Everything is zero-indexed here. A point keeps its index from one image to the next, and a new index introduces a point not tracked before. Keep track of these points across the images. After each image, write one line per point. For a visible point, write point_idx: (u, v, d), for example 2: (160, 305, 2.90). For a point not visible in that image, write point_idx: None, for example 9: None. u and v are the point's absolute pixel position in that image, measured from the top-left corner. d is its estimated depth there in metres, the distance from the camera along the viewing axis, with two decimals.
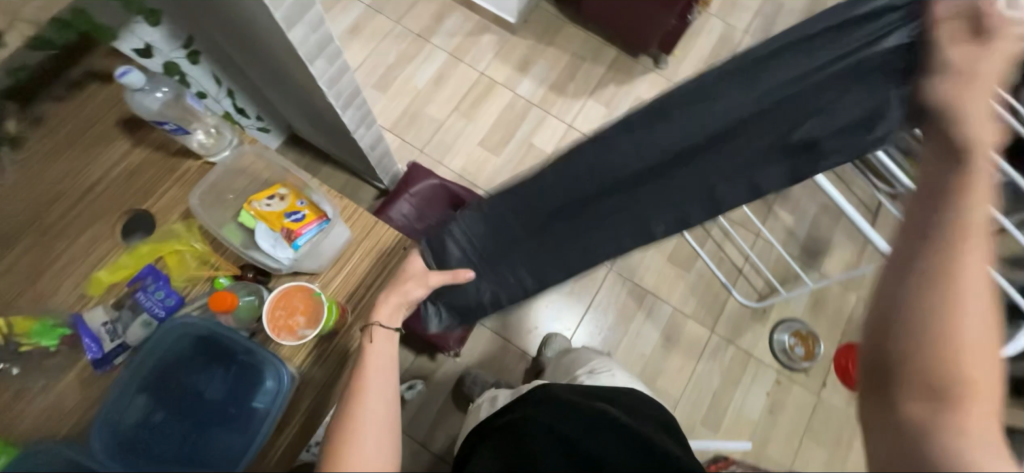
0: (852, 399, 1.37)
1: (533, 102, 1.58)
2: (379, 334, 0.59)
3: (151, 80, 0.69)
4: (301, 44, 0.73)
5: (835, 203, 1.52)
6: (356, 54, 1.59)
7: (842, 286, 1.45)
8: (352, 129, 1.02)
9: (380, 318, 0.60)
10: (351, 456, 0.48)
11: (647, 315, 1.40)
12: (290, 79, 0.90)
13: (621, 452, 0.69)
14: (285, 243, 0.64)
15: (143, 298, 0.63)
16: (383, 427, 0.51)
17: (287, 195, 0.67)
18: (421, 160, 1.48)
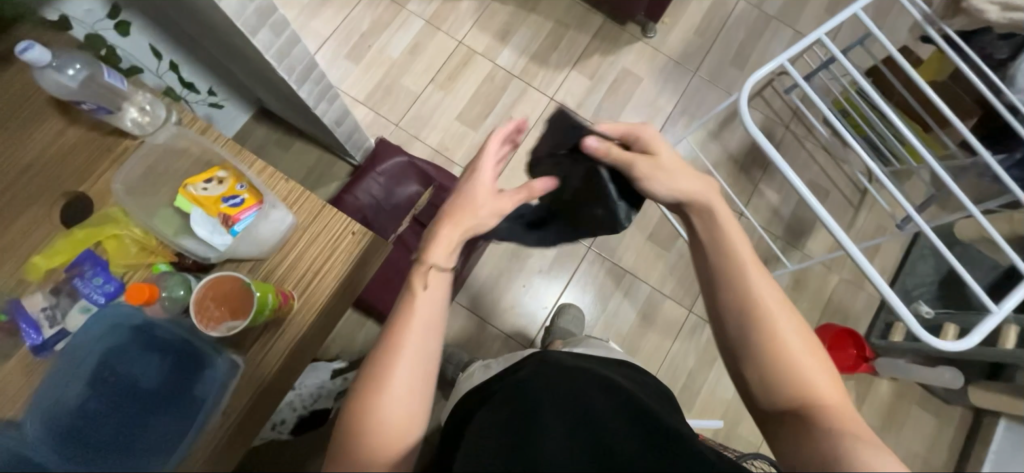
0: None
1: (514, 73, 1.51)
2: (433, 280, 0.55)
3: (62, 57, 0.66)
4: (238, 13, 0.68)
5: (823, 181, 1.48)
6: (328, 21, 1.51)
7: (825, 267, 1.43)
8: (311, 104, 0.98)
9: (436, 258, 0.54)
10: (387, 400, 0.51)
11: (624, 294, 1.39)
12: (240, 52, 0.86)
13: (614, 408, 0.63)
14: (222, 229, 0.61)
15: (81, 285, 0.61)
16: (411, 385, 0.52)
17: (226, 178, 0.64)
18: (396, 135, 1.44)
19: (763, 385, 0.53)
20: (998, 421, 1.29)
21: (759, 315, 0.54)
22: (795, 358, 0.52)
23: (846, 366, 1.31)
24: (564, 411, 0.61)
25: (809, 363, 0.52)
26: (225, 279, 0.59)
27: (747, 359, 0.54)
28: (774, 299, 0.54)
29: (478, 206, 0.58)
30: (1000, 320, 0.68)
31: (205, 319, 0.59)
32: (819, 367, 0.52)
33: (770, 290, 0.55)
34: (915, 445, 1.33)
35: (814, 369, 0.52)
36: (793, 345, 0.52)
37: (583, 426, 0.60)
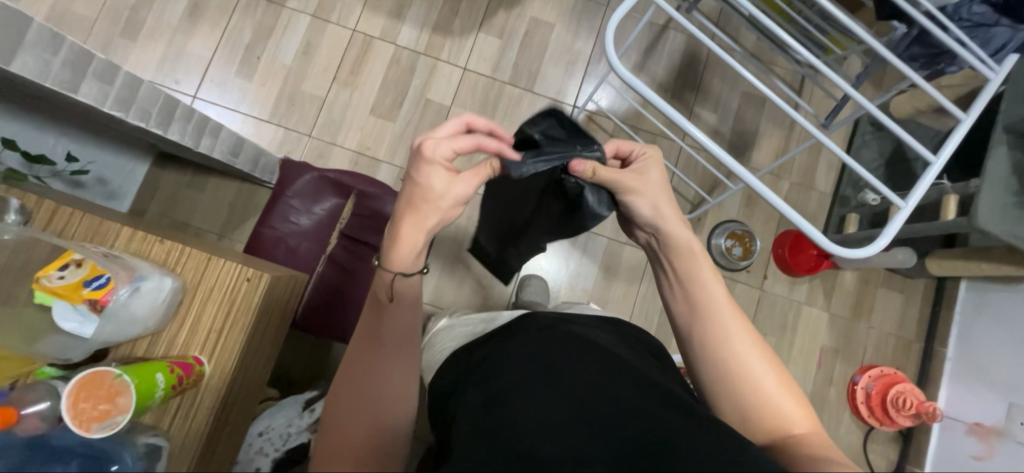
0: (793, 284, 1.38)
1: (419, 51, 1.41)
2: (400, 291, 0.57)
3: None
4: (40, 74, 0.60)
5: (757, 89, 1.44)
6: (206, 40, 1.38)
7: (774, 175, 1.41)
8: (191, 144, 0.90)
9: (400, 269, 0.56)
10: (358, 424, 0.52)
11: (583, 251, 1.37)
12: (82, 110, 0.77)
13: (600, 373, 0.57)
14: (93, 315, 0.56)
15: None
16: (378, 409, 0.53)
17: (84, 260, 0.57)
18: (312, 147, 1.35)
19: (738, 404, 0.55)
20: (960, 285, 1.32)
21: (723, 343, 0.57)
22: (763, 382, 0.55)
23: (808, 267, 1.32)
24: (557, 388, 0.55)
25: (784, 398, 0.55)
26: (98, 373, 0.50)
27: (718, 377, 0.57)
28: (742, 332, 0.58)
29: (429, 211, 0.57)
30: (911, 211, 0.67)
31: (83, 426, 0.48)
32: (789, 392, 0.55)
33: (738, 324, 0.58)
34: (886, 325, 1.37)
35: (784, 392, 0.55)
36: (761, 374, 0.56)
37: (567, 396, 0.55)
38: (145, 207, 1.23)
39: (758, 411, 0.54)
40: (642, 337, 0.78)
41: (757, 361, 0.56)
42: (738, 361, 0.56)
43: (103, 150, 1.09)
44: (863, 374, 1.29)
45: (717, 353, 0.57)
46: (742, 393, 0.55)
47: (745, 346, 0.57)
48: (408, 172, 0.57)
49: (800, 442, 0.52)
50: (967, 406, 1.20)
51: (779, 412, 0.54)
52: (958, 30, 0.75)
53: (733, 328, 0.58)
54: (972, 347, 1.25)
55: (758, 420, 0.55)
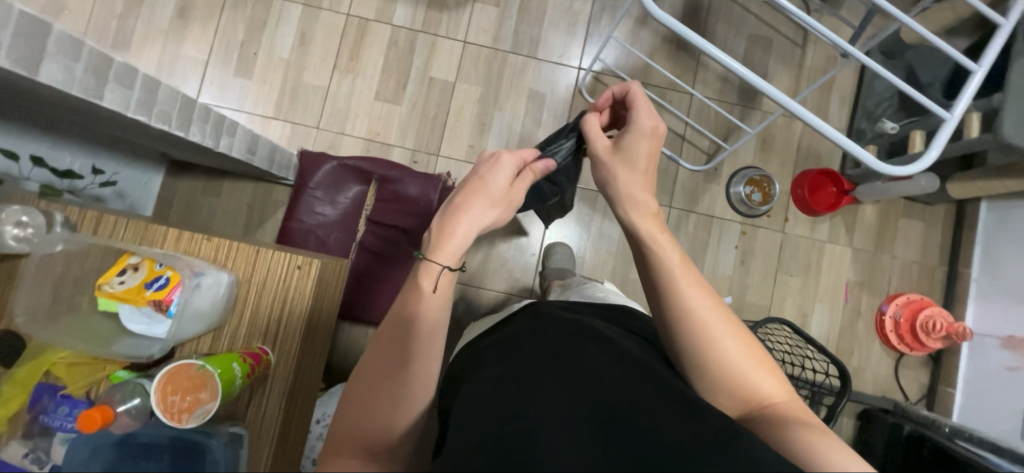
0: (814, 223, 1.38)
1: (416, 29, 1.38)
2: (440, 279, 0.55)
3: None
4: (67, 83, 0.59)
5: (762, 31, 1.41)
6: (199, 42, 1.35)
7: (787, 116, 1.40)
8: (211, 144, 0.90)
9: (440, 259, 0.55)
10: (378, 427, 0.52)
11: (603, 214, 1.37)
12: (102, 119, 0.76)
13: (599, 358, 0.58)
14: (159, 315, 0.57)
15: (49, 420, 0.55)
16: (395, 414, 0.53)
17: (140, 263, 0.58)
18: (321, 138, 1.34)
19: (723, 380, 0.55)
20: (981, 206, 1.32)
21: (708, 323, 0.56)
22: (743, 360, 0.55)
23: (829, 205, 1.34)
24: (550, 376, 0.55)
25: (761, 372, 0.55)
26: (181, 366, 0.53)
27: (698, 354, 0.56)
28: (716, 315, 0.57)
29: (482, 197, 0.59)
30: (957, 121, 0.71)
31: (175, 418, 0.52)
32: (765, 366, 0.56)
33: (714, 308, 0.58)
34: (909, 254, 1.38)
35: (760, 369, 0.55)
36: (737, 352, 0.55)
37: (560, 382, 0.55)
38: (165, 217, 1.23)
39: (737, 386, 0.55)
40: (642, 318, 0.79)
41: (736, 342, 0.56)
42: (714, 341, 0.55)
43: (116, 162, 1.08)
44: (890, 303, 1.33)
45: (699, 334, 0.56)
46: (725, 372, 0.55)
47: (721, 327, 0.56)
48: (475, 169, 0.62)
49: (778, 411, 0.53)
50: (996, 323, 1.22)
51: (760, 386, 0.55)
52: None
53: (713, 311, 0.57)
54: (997, 265, 1.26)
55: (739, 394, 0.55)
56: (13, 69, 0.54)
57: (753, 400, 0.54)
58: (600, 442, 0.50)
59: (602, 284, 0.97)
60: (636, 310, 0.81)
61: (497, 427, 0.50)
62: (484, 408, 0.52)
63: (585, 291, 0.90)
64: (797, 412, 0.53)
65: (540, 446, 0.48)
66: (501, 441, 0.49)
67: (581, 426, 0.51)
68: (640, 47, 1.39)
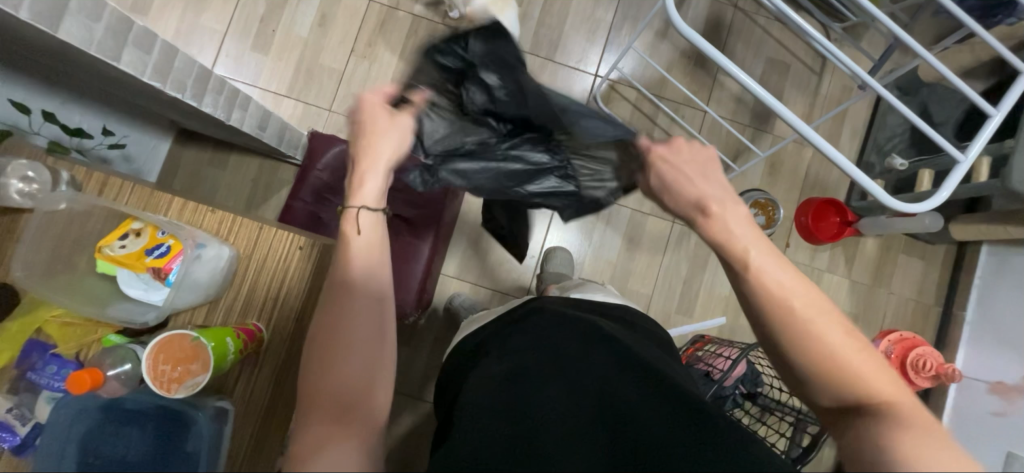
0: (814, 252, 1.38)
1: (437, 20, 1.37)
2: (365, 221, 0.55)
3: None
4: (86, 42, 0.59)
5: (782, 54, 1.41)
6: (218, 13, 1.35)
7: (797, 142, 1.40)
8: (223, 117, 0.90)
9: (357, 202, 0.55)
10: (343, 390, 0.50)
11: (606, 223, 1.36)
12: (116, 81, 0.76)
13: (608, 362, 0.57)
14: (157, 284, 0.57)
15: (36, 378, 0.56)
16: (359, 385, 0.51)
17: (143, 229, 0.58)
18: (332, 121, 1.34)
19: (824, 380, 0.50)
20: (981, 250, 1.33)
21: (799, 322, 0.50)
22: (849, 364, 0.49)
23: (831, 235, 1.34)
24: (561, 380, 0.54)
25: (874, 373, 0.48)
26: (176, 336, 0.53)
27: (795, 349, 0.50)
28: (800, 294, 0.51)
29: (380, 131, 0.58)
30: (971, 164, 0.71)
31: (164, 387, 0.52)
32: (878, 368, 0.49)
33: (797, 283, 0.51)
34: (906, 291, 1.38)
35: (868, 367, 0.48)
36: (843, 351, 0.49)
37: (570, 386, 0.54)
38: (169, 184, 1.22)
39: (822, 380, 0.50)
40: (645, 318, 0.78)
41: (831, 327, 0.50)
42: (802, 328, 0.50)
43: (126, 127, 1.07)
44: (883, 339, 1.28)
45: (790, 330, 0.50)
46: (806, 361, 0.50)
47: (807, 309, 0.50)
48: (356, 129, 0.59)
49: (886, 411, 0.47)
50: (987, 367, 1.22)
51: (861, 381, 0.48)
52: None
53: (808, 308, 0.50)
54: (992, 309, 1.27)
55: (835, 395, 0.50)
56: (33, 23, 0.53)
57: (850, 395, 0.49)
58: (605, 447, 0.50)
59: (602, 286, 0.97)
60: (646, 314, 0.79)
61: (505, 431, 0.50)
62: (488, 408, 0.52)
63: (587, 291, 0.90)
64: (903, 411, 0.47)
65: (550, 452, 0.48)
66: (504, 443, 0.49)
67: (580, 426, 0.51)
68: (657, 60, 1.40)
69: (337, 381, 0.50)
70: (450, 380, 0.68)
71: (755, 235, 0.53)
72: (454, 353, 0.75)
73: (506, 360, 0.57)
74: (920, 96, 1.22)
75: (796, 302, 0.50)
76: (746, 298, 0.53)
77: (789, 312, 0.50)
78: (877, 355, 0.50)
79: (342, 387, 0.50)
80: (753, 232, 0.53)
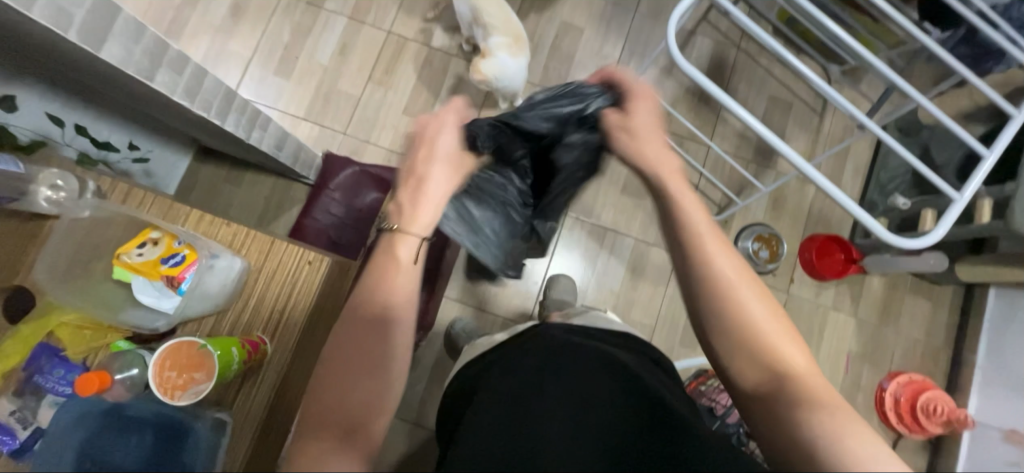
0: (819, 288, 1.38)
1: (451, 52, 1.44)
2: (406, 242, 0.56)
3: None
4: (125, 62, 0.63)
5: (783, 94, 1.46)
6: (245, 40, 1.43)
7: (800, 179, 1.42)
8: (244, 136, 0.94)
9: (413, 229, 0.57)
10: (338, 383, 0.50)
11: (610, 251, 1.37)
12: (147, 99, 0.80)
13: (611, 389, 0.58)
14: (169, 291, 0.59)
15: (43, 381, 0.57)
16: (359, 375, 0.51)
17: (161, 238, 0.60)
18: (346, 144, 1.38)
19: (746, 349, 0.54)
20: (988, 292, 1.32)
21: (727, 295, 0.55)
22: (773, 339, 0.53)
23: (836, 271, 1.34)
24: (566, 405, 0.57)
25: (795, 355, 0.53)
26: (183, 344, 0.55)
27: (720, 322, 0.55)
28: (736, 270, 0.55)
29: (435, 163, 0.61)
30: (968, 203, 0.72)
31: (168, 394, 0.54)
32: (798, 349, 0.54)
33: (733, 263, 0.56)
34: (914, 331, 1.36)
35: (787, 346, 0.53)
36: (767, 325, 0.54)
37: (575, 411, 0.56)
38: (185, 199, 1.26)
39: (743, 351, 0.54)
40: (647, 345, 0.78)
41: (756, 302, 0.55)
42: (734, 303, 0.54)
43: (150, 143, 1.12)
44: (891, 381, 1.29)
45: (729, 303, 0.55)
46: (737, 333, 0.54)
47: (744, 285, 0.55)
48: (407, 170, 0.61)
49: (796, 384, 0.51)
50: (1000, 413, 1.19)
51: (772, 348, 0.53)
52: (1007, 28, 0.74)
53: (746, 287, 0.55)
54: (1002, 353, 1.24)
55: (756, 368, 0.53)
56: (79, 43, 0.57)
57: (770, 369, 0.53)
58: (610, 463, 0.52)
59: (604, 313, 0.98)
60: (647, 340, 0.79)
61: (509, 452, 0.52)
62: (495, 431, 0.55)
63: (589, 318, 0.91)
64: (812, 385, 0.51)
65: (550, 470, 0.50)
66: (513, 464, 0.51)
67: (581, 440, 0.53)
68: (663, 96, 1.44)
69: (346, 388, 0.50)
70: (454, 406, 0.69)
71: (706, 221, 0.59)
72: (457, 378, 0.76)
73: (510, 383, 0.60)
74: (921, 138, 1.25)
75: (734, 280, 0.55)
76: (689, 274, 0.57)
77: (729, 283, 0.55)
78: (794, 333, 0.55)
79: (348, 401, 0.49)
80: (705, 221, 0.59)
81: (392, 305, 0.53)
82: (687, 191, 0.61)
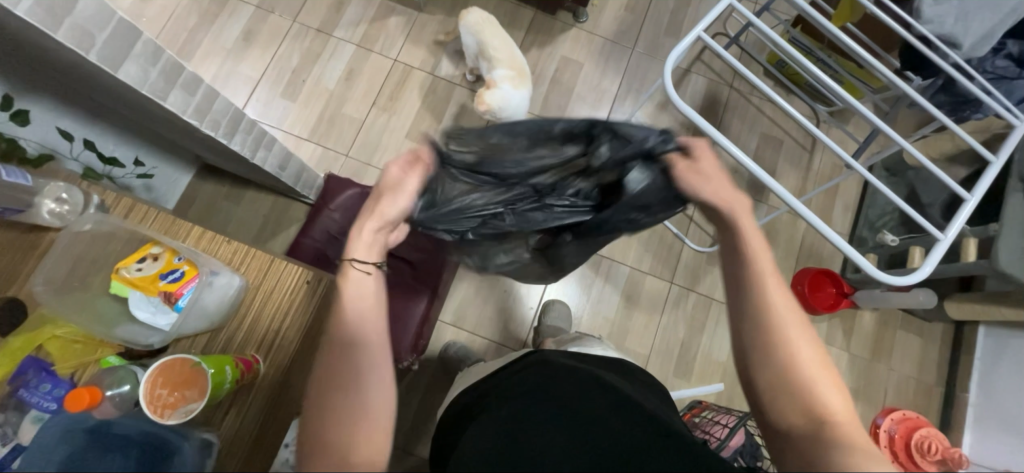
0: (812, 322, 1.39)
1: (455, 81, 1.48)
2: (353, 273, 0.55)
3: None
4: (140, 82, 0.66)
5: (775, 131, 1.51)
6: (255, 63, 1.47)
7: (792, 213, 1.45)
8: (249, 155, 0.95)
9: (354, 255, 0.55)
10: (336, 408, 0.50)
11: (605, 279, 1.38)
12: (158, 117, 0.82)
13: (612, 415, 0.58)
14: (166, 307, 0.59)
15: (27, 396, 0.55)
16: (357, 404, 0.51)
17: (161, 254, 0.60)
18: (348, 165, 1.41)
19: (782, 376, 0.54)
20: (978, 330, 1.34)
21: (772, 323, 0.55)
22: (807, 370, 0.53)
23: (828, 305, 1.35)
24: (562, 423, 0.58)
25: (826, 385, 0.53)
26: (178, 360, 0.54)
27: (757, 347, 0.55)
28: (791, 312, 0.55)
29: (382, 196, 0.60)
30: (951, 243, 0.74)
31: (157, 412, 0.52)
32: (834, 384, 0.53)
33: (790, 305, 0.56)
34: (907, 368, 1.37)
35: (820, 376, 0.53)
36: (805, 352, 0.54)
37: (572, 433, 0.57)
38: (184, 215, 1.26)
39: (788, 392, 0.53)
40: (641, 372, 0.78)
41: (804, 344, 0.54)
42: (773, 332, 0.55)
43: (155, 160, 1.13)
44: (885, 417, 1.25)
45: (768, 324, 0.55)
46: (778, 371, 0.54)
47: (796, 330, 0.55)
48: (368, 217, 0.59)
49: (833, 428, 0.51)
50: (995, 454, 1.18)
51: (813, 390, 0.53)
52: (981, 80, 0.79)
53: (785, 309, 0.56)
54: (994, 393, 1.25)
55: (785, 401, 0.53)
56: (99, 63, 0.60)
57: (809, 410, 0.52)
58: None
59: (599, 340, 0.97)
60: (642, 368, 0.79)
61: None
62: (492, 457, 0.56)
63: (584, 345, 0.91)
64: (853, 431, 0.50)
65: None
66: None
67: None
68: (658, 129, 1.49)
69: (334, 427, 0.50)
70: (450, 431, 0.69)
71: (772, 264, 0.58)
72: (452, 404, 0.75)
73: (506, 404, 0.62)
74: (907, 177, 1.29)
75: (790, 321, 0.55)
76: (746, 312, 0.57)
77: (780, 323, 0.55)
78: (829, 365, 0.54)
79: (351, 439, 0.50)
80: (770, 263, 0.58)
81: (360, 335, 0.52)
82: (755, 231, 0.60)
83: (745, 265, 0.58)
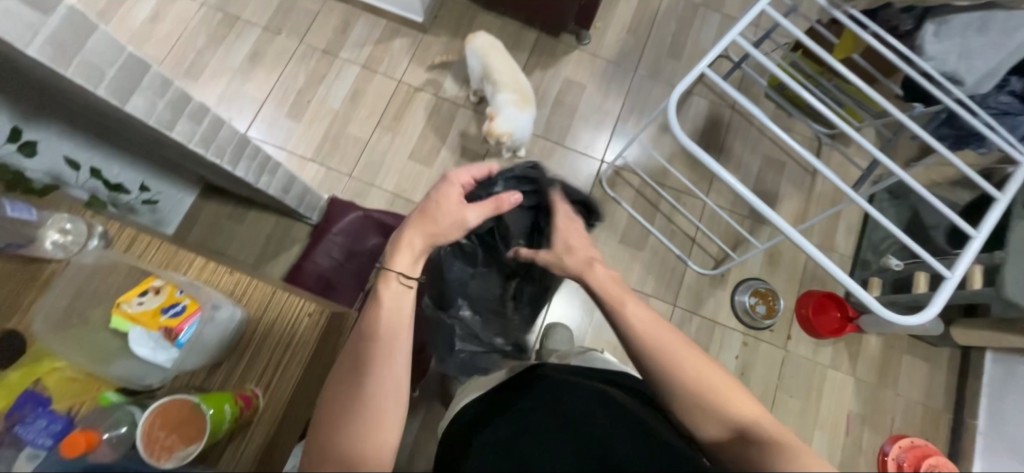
0: (817, 346, 1.37)
1: (458, 102, 1.49)
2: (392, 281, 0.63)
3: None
4: (147, 114, 0.66)
5: (776, 153, 1.51)
6: (261, 83, 1.48)
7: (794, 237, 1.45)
8: (252, 180, 0.95)
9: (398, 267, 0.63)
10: (360, 388, 0.55)
11: None
12: (162, 143, 0.82)
13: (610, 432, 0.57)
14: (166, 343, 0.59)
15: (21, 432, 0.52)
16: (371, 395, 0.55)
17: (163, 287, 0.60)
18: (351, 186, 1.41)
19: (695, 396, 0.57)
20: (986, 356, 1.32)
21: (664, 358, 0.59)
22: (715, 391, 0.57)
23: (832, 330, 1.34)
24: (569, 442, 0.58)
25: (734, 397, 0.57)
26: (177, 400, 0.54)
27: (666, 382, 0.58)
28: (671, 338, 0.60)
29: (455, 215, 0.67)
30: (959, 280, 0.72)
31: (155, 456, 0.52)
32: (747, 400, 0.57)
33: (663, 330, 0.61)
34: (913, 394, 1.35)
35: (724, 389, 0.57)
36: (698, 371, 0.58)
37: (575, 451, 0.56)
38: (185, 235, 1.26)
39: (710, 412, 0.57)
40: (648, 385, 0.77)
41: (688, 360, 0.59)
42: (670, 361, 0.59)
43: (161, 184, 1.13)
44: (892, 444, 1.24)
45: (655, 354, 0.59)
46: (688, 399, 0.57)
47: (678, 353, 0.59)
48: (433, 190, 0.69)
49: (755, 432, 0.54)
50: None
51: (725, 406, 0.56)
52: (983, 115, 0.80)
53: (663, 335, 0.61)
54: (1003, 422, 1.22)
55: (706, 423, 0.57)
56: (107, 97, 0.60)
57: (727, 423, 0.56)
58: None
59: (603, 354, 0.96)
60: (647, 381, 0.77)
61: None
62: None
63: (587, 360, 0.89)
64: (766, 428, 0.54)
65: None
66: None
67: None
68: (660, 151, 1.49)
69: (354, 413, 0.54)
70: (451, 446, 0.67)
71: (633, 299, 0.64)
72: (447, 429, 0.73)
73: (512, 423, 0.63)
74: (910, 201, 1.29)
75: (698, 367, 0.58)
76: (630, 351, 0.62)
77: (664, 356, 0.59)
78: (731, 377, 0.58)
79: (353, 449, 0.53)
80: (626, 296, 0.65)
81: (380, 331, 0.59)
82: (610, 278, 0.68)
83: (620, 313, 0.64)
